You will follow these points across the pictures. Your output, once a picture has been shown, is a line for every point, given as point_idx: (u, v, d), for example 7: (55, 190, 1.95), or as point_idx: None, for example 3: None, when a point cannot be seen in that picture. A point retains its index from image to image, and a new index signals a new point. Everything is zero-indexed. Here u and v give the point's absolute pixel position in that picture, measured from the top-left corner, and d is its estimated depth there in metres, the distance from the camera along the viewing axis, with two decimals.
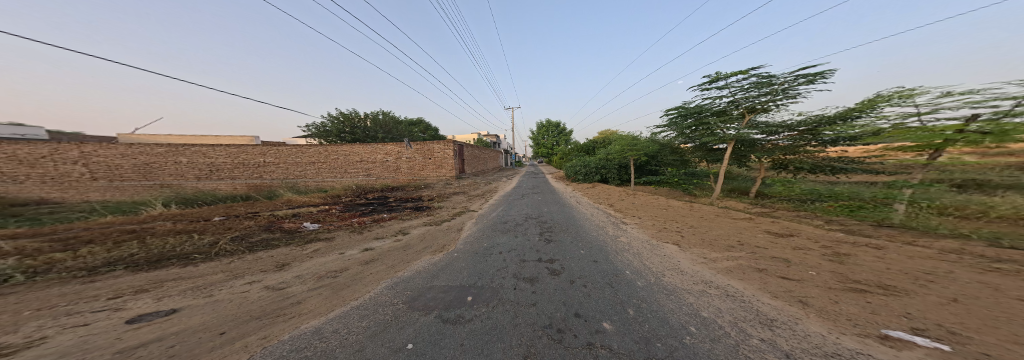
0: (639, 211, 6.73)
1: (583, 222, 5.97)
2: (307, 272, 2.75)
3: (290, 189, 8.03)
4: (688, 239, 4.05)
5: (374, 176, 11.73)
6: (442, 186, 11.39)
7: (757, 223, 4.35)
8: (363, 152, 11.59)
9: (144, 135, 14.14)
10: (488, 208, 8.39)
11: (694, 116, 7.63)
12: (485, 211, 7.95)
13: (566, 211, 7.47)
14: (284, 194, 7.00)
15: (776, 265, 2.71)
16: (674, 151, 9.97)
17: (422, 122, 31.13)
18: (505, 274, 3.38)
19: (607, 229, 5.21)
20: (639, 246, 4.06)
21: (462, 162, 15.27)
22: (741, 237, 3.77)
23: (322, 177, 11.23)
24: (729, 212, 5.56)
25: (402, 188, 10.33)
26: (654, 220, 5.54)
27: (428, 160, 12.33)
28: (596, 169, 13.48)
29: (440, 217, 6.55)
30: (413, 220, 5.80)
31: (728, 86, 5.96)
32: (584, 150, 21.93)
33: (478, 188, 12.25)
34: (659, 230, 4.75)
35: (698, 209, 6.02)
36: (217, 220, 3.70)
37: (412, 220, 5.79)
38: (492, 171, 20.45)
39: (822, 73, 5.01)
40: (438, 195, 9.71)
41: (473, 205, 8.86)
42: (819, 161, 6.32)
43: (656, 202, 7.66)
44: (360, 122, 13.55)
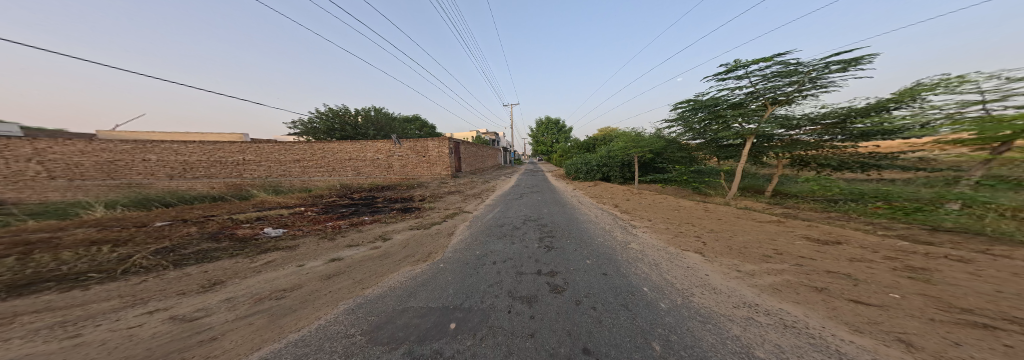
0: (648, 212, 6.16)
1: (586, 225, 5.40)
2: (242, 292, 2.16)
3: (268, 189, 7.45)
4: (712, 247, 3.47)
5: (364, 175, 11.16)
6: (436, 185, 10.81)
7: (789, 227, 3.76)
8: (350, 149, 11.00)
9: (122, 132, 13.50)
10: (484, 210, 7.74)
11: (708, 109, 7.04)
12: (480, 213, 7.37)
13: (569, 213, 6.91)
14: (258, 194, 6.41)
15: (838, 283, 2.13)
16: (683, 149, 9.43)
17: (420, 120, 30.56)
18: (498, 292, 2.81)
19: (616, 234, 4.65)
20: (655, 255, 3.49)
21: (459, 160, 14.69)
22: (776, 244, 3.18)
23: (308, 176, 10.64)
24: (751, 214, 4.98)
25: (392, 187, 9.75)
26: (667, 223, 4.95)
27: (420, 158, 11.76)
28: (597, 167, 12.98)
29: (430, 219, 5.98)
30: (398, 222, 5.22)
31: (749, 76, 5.38)
32: (584, 147, 21.44)
33: (475, 187, 11.69)
34: (675, 235, 4.17)
35: (714, 210, 5.45)
36: (155, 227, 3.12)
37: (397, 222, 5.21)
38: (490, 170, 19.94)
39: (859, 59, 4.46)
40: (430, 195, 9.12)
41: (468, 205, 8.28)
42: (848, 159, 5.76)
43: (665, 202, 7.08)
44: (350, 118, 12.96)
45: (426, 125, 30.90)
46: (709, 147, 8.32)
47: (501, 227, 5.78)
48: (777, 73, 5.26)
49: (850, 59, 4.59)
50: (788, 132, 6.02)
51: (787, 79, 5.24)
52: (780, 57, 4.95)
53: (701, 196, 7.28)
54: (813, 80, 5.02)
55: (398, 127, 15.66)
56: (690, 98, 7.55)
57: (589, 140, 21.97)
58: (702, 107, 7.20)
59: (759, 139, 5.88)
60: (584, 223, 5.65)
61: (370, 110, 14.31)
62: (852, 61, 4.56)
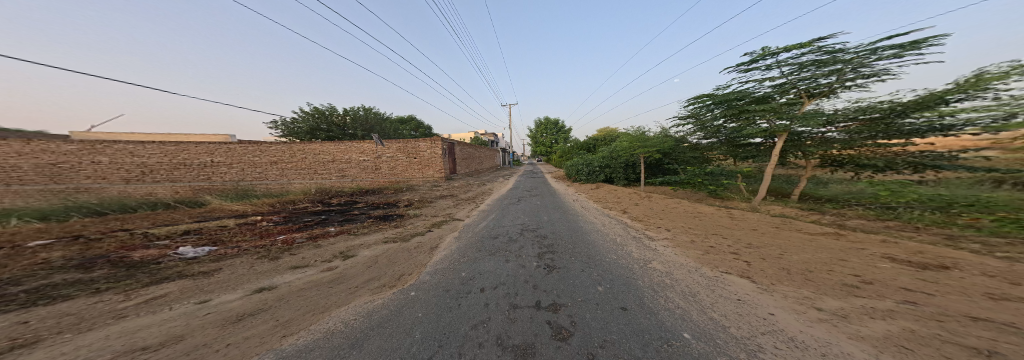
0: (662, 219, 5.39)
1: (593, 237, 4.61)
2: (62, 356, 1.29)
3: (233, 194, 6.69)
4: (761, 268, 2.69)
5: (350, 178, 10.41)
6: (426, 189, 10.04)
7: (854, 241, 2.97)
8: (334, 150, 10.27)
9: (93, 134, 12.77)
10: (478, 218, 6.94)
11: (726, 104, 6.32)
12: (472, 221, 6.57)
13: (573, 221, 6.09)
14: (214, 200, 5.63)
15: (1016, 346, 1.33)
16: (694, 149, 8.69)
17: (415, 122, 29.90)
18: (479, 340, 1.99)
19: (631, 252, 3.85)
20: (688, 282, 2.69)
21: (453, 162, 13.98)
22: (852, 267, 2.39)
23: (288, 179, 9.90)
24: (789, 221, 4.20)
25: (378, 191, 8.97)
26: (690, 234, 4.16)
27: (410, 160, 11.01)
28: (600, 168, 12.36)
29: (413, 229, 5.19)
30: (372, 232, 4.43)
31: (780, 65, 4.67)
32: (584, 148, 20.79)
33: (469, 191, 10.94)
34: (706, 251, 3.37)
35: (742, 217, 4.67)
36: (20, 251, 2.32)
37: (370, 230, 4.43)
38: (487, 171, 19.18)
39: (919, 42, 3.77)
40: (419, 199, 8.35)
41: (459, 211, 7.51)
42: (894, 160, 4.96)
43: (679, 207, 6.31)
44: (336, 117, 12.23)
45: (421, 126, 30.11)
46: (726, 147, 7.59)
47: (494, 239, 4.98)
48: (814, 62, 4.57)
49: (905, 43, 3.93)
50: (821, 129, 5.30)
51: (825, 68, 4.55)
52: (819, 42, 4.25)
53: (719, 201, 6.53)
54: (857, 69, 4.34)
55: (389, 127, 14.96)
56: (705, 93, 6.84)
57: (589, 141, 21.34)
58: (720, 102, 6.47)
59: (790, 137, 5.16)
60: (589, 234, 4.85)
61: (358, 110, 13.63)
62: (909, 45, 3.88)
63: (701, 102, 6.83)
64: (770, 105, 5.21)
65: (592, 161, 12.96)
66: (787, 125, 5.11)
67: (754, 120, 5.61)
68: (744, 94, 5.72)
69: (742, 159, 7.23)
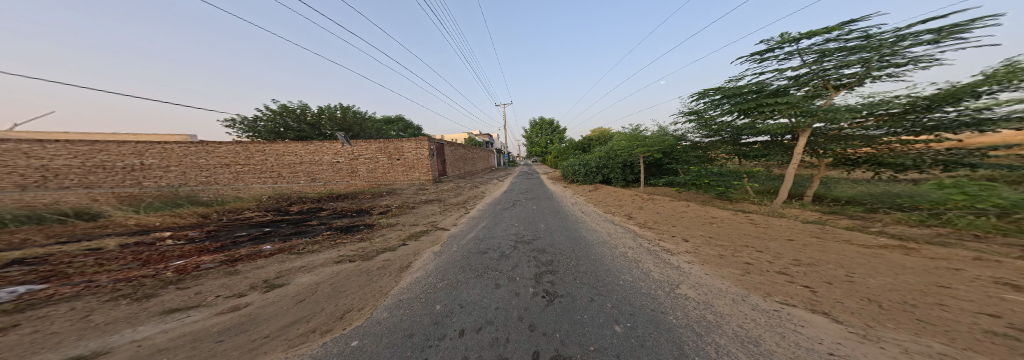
0: (675, 227, 4.71)
1: (600, 253, 3.90)
2: None
3: (164, 203, 5.53)
4: (832, 296, 2.00)
5: (322, 182, 9.28)
6: (409, 193, 9.05)
7: (937, 257, 2.32)
8: (301, 150, 9.16)
9: (13, 135, 10.99)
10: (466, 227, 6.06)
11: (736, 97, 5.81)
12: (459, 230, 5.73)
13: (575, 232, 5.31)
14: (123, 213, 4.49)
15: None
16: (699, 148, 8.24)
17: (403, 122, 28.65)
18: None
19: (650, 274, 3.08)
20: (740, 328, 1.94)
21: (443, 163, 13.08)
22: (970, 298, 1.71)
23: (248, 183, 8.71)
24: (827, 227, 3.60)
25: (352, 196, 7.91)
26: (716, 248, 3.48)
27: (391, 162, 9.99)
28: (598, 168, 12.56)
29: (381, 243, 4.25)
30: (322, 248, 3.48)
31: (802, 52, 4.15)
32: (579, 148, 20.55)
33: (458, 194, 10.07)
34: (745, 272, 2.68)
35: (769, 223, 4.05)
36: None
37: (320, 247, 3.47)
38: (480, 173, 18.35)
39: (963, 25, 3.30)
40: (399, 205, 7.37)
41: (444, 218, 6.63)
42: (920, 159, 4.51)
43: (689, 211, 5.72)
44: (308, 115, 11.06)
45: (410, 127, 28.88)
46: (733, 146, 7.15)
47: (482, 255, 4.17)
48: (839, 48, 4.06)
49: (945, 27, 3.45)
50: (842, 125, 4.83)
51: (850, 56, 4.08)
52: (848, 25, 3.74)
53: (728, 204, 6.03)
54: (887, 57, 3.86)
55: (371, 127, 13.86)
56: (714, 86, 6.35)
57: (583, 141, 21.12)
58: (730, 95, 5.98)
59: (811, 132, 4.68)
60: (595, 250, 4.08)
61: (334, 107, 12.43)
62: (949, 29, 3.42)
63: (710, 96, 6.32)
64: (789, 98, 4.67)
65: (589, 161, 13.38)
66: (809, 120, 4.55)
67: (769, 114, 5.08)
68: (758, 87, 5.22)
69: (750, 159, 6.78)
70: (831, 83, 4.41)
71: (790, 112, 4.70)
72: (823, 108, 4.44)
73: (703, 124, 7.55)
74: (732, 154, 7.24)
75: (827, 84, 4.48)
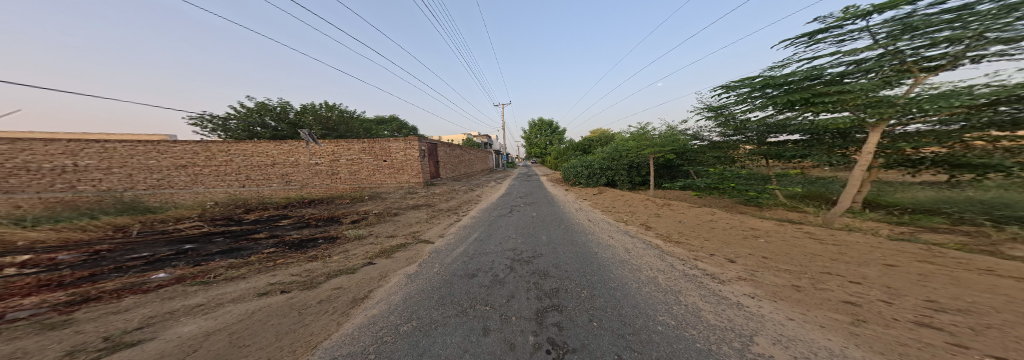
0: (710, 241, 3.76)
1: (622, 278, 3.01)
2: None
3: (91, 210, 4.64)
4: None
5: (299, 185, 8.43)
6: (395, 198, 8.16)
7: None
8: (277, 150, 8.38)
9: None
10: (451, 240, 5.07)
11: (778, 87, 4.99)
12: (445, 245, 4.80)
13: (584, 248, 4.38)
14: (15, 226, 3.58)
15: None
16: (717, 147, 7.32)
17: (397, 122, 27.87)
18: None
19: (701, 318, 2.15)
20: None
21: (437, 165, 12.29)
22: None
23: (216, 187, 7.86)
24: (926, 245, 2.71)
25: (327, 200, 7.04)
26: (786, 273, 2.54)
27: (376, 164, 9.13)
28: (601, 170, 12.15)
29: (337, 262, 3.31)
30: (243, 271, 2.53)
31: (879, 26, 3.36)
32: (579, 149, 20.02)
33: (451, 198, 9.21)
34: (863, 322, 1.73)
35: (839, 237, 3.15)
36: None
37: (239, 270, 2.53)
38: (477, 175, 17.59)
39: None
40: (379, 211, 6.48)
41: (430, 228, 5.73)
42: (1014, 158, 3.63)
43: (718, 220, 4.83)
44: (288, 113, 10.29)
45: (404, 129, 28.23)
46: (761, 144, 6.20)
47: (469, 283, 3.25)
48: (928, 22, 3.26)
49: None
50: (914, 120, 3.96)
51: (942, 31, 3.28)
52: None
53: (760, 212, 5.17)
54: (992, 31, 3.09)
55: (359, 126, 13.06)
56: (747, 78, 5.54)
57: (584, 142, 20.55)
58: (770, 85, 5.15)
59: (884, 127, 3.80)
60: (613, 276, 3.13)
61: (315, 106, 11.61)
62: None
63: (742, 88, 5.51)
64: (855, 86, 3.83)
65: (591, 162, 12.73)
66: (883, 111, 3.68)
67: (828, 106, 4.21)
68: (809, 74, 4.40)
69: (785, 159, 5.75)
70: (910, 65, 3.59)
71: (856, 103, 3.84)
72: (902, 97, 3.59)
73: (728, 122, 6.71)
74: (758, 155, 6.26)
75: (905, 67, 3.65)
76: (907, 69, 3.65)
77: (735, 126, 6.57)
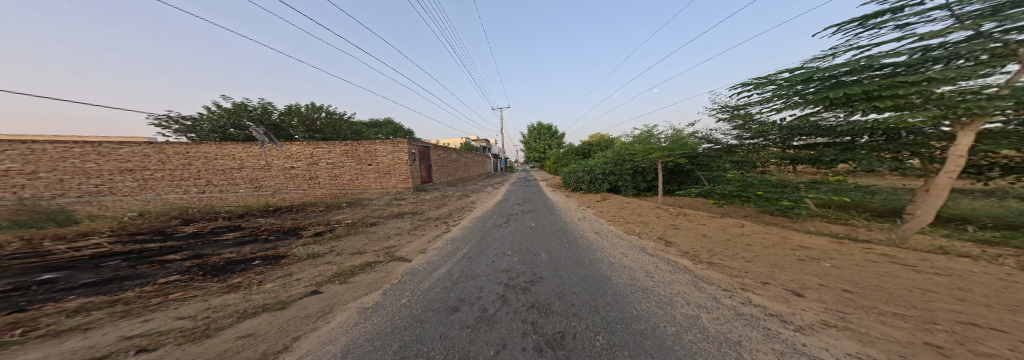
0: (756, 262, 2.92)
1: (659, 322, 2.20)
2: None
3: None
4: None
5: (271, 191, 7.76)
6: (378, 205, 7.35)
7: None
8: (247, 153, 7.70)
9: None
10: (429, 259, 4.18)
11: (825, 81, 4.39)
12: (422, 265, 3.93)
13: (593, 273, 3.55)
14: None
15: None
16: (733, 151, 6.60)
17: (393, 125, 27.30)
18: None
19: None
20: None
21: (430, 169, 11.57)
22: None
23: (179, 194, 7.09)
24: None
25: (298, 208, 6.23)
26: (896, 312, 1.72)
27: (360, 167, 8.38)
28: (605, 175, 11.48)
29: (266, 295, 2.46)
30: (93, 318, 1.71)
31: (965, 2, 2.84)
32: (579, 153, 19.64)
33: (442, 204, 8.45)
34: None
35: (943, 261, 2.32)
36: None
37: (87, 317, 1.71)
38: (474, 179, 16.88)
39: None
40: (355, 220, 5.68)
41: (410, 241, 4.90)
42: None
43: (752, 232, 4.05)
44: (269, 115, 9.59)
45: (398, 132, 27.72)
46: (788, 149, 5.44)
47: (459, 320, 2.45)
48: None
49: None
50: (1003, 118, 3.21)
51: None
52: None
53: (795, 225, 4.45)
54: None
55: (348, 129, 12.40)
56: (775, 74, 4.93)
57: (584, 146, 20.12)
58: (813, 79, 4.51)
59: (980, 124, 3.10)
60: (637, 319, 2.27)
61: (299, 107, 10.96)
62: None
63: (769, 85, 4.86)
64: (932, 76, 3.24)
65: (594, 167, 12.07)
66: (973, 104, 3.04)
67: (894, 100, 3.59)
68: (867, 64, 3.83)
69: (823, 166, 4.89)
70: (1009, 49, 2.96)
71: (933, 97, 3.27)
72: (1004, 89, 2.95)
73: (749, 124, 6.03)
74: (783, 162, 5.47)
75: (1003, 51, 3.01)
76: (1004, 54, 3.02)
77: (756, 128, 5.87)
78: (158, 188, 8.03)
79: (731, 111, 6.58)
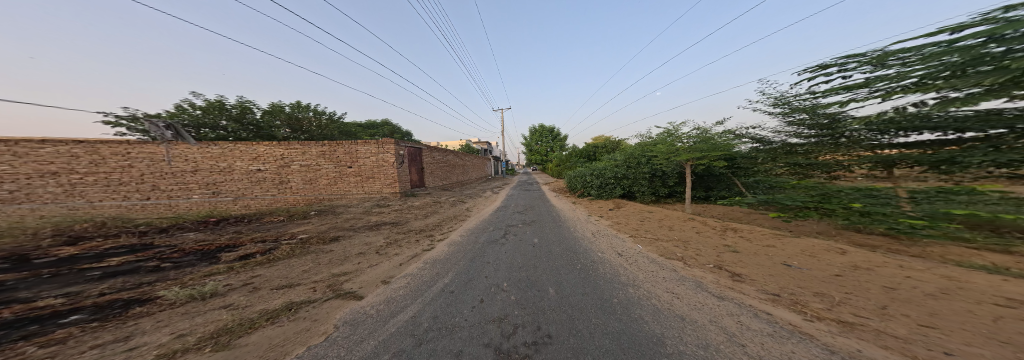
0: (969, 334, 1.53)
1: None
2: None
3: None
4: None
5: (233, 197, 7.86)
6: (354, 213, 6.35)
7: None
8: (202, 154, 7.70)
9: None
10: (388, 301, 2.92)
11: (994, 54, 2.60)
12: (359, 312, 2.59)
13: (627, 329, 2.26)
14: None
15: None
16: (790, 152, 5.17)
17: (390, 126, 26.68)
18: None
19: None
20: None
21: (422, 173, 10.56)
22: None
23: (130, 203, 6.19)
24: None
25: (252, 218, 5.21)
26: None
27: (338, 170, 8.24)
28: (616, 179, 10.17)
29: None
30: None
31: None
32: (584, 155, 18.52)
33: (431, 213, 7.33)
34: None
35: None
36: None
37: None
38: (472, 183, 15.84)
39: None
40: (313, 234, 4.56)
41: (375, 266, 3.73)
42: None
43: (864, 260, 2.74)
44: (247, 115, 9.43)
45: (395, 133, 27.14)
46: (879, 150, 3.96)
47: None
48: None
49: None
50: None
51: None
52: None
53: (923, 254, 3.07)
54: None
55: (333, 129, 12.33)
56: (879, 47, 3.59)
57: (589, 147, 18.98)
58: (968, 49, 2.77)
59: None
60: None
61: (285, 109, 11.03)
62: None
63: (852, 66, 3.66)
64: None
65: (603, 169, 10.80)
66: None
67: None
68: None
69: (953, 169, 3.25)
70: None
71: None
72: None
73: (817, 118, 4.63)
74: (873, 165, 4.01)
75: None
76: None
77: (829, 122, 4.46)
78: (90, 194, 6.82)
79: (787, 103, 5.25)
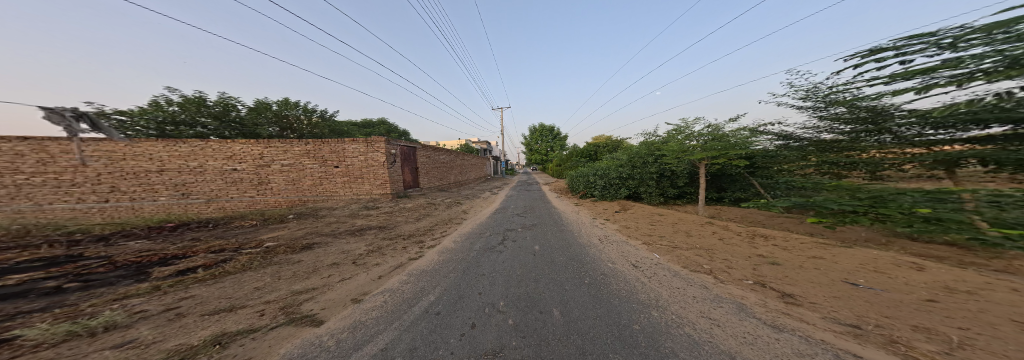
0: None
1: None
2: None
3: None
4: None
5: (204, 198, 7.47)
6: (337, 217, 5.82)
7: None
8: (169, 152, 7.24)
9: None
10: (353, 328, 2.34)
11: None
12: (310, 345, 2.01)
13: None
14: None
15: None
16: (826, 149, 4.63)
17: (386, 126, 26.26)
18: None
19: None
20: None
21: (416, 173, 10.05)
22: None
23: None
24: None
25: (221, 222, 4.70)
26: None
27: (324, 170, 7.97)
28: (621, 179, 9.60)
29: None
30: None
31: None
32: (585, 155, 17.99)
33: (422, 215, 6.80)
34: None
35: None
36: None
37: None
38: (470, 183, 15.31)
39: None
40: (283, 241, 4.03)
41: (347, 280, 3.18)
42: None
43: (950, 277, 2.17)
44: (230, 113, 9.47)
45: (392, 132, 26.65)
46: (939, 146, 3.33)
47: None
48: None
49: None
50: None
51: None
52: None
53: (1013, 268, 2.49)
54: None
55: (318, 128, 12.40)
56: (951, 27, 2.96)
57: (590, 146, 18.45)
58: None
59: None
60: None
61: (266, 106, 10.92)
62: None
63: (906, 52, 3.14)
64: None
65: (606, 169, 10.23)
66: None
67: None
68: None
69: None
70: None
71: None
72: None
73: (856, 112, 4.09)
74: (933, 165, 3.39)
75: None
76: None
77: (870, 116, 3.92)
78: (39, 196, 6.28)
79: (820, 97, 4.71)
